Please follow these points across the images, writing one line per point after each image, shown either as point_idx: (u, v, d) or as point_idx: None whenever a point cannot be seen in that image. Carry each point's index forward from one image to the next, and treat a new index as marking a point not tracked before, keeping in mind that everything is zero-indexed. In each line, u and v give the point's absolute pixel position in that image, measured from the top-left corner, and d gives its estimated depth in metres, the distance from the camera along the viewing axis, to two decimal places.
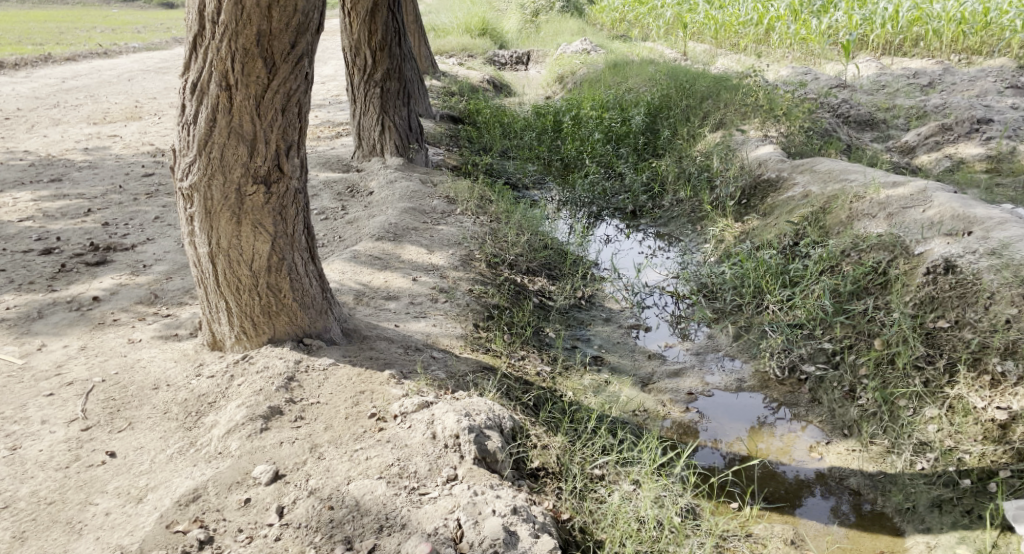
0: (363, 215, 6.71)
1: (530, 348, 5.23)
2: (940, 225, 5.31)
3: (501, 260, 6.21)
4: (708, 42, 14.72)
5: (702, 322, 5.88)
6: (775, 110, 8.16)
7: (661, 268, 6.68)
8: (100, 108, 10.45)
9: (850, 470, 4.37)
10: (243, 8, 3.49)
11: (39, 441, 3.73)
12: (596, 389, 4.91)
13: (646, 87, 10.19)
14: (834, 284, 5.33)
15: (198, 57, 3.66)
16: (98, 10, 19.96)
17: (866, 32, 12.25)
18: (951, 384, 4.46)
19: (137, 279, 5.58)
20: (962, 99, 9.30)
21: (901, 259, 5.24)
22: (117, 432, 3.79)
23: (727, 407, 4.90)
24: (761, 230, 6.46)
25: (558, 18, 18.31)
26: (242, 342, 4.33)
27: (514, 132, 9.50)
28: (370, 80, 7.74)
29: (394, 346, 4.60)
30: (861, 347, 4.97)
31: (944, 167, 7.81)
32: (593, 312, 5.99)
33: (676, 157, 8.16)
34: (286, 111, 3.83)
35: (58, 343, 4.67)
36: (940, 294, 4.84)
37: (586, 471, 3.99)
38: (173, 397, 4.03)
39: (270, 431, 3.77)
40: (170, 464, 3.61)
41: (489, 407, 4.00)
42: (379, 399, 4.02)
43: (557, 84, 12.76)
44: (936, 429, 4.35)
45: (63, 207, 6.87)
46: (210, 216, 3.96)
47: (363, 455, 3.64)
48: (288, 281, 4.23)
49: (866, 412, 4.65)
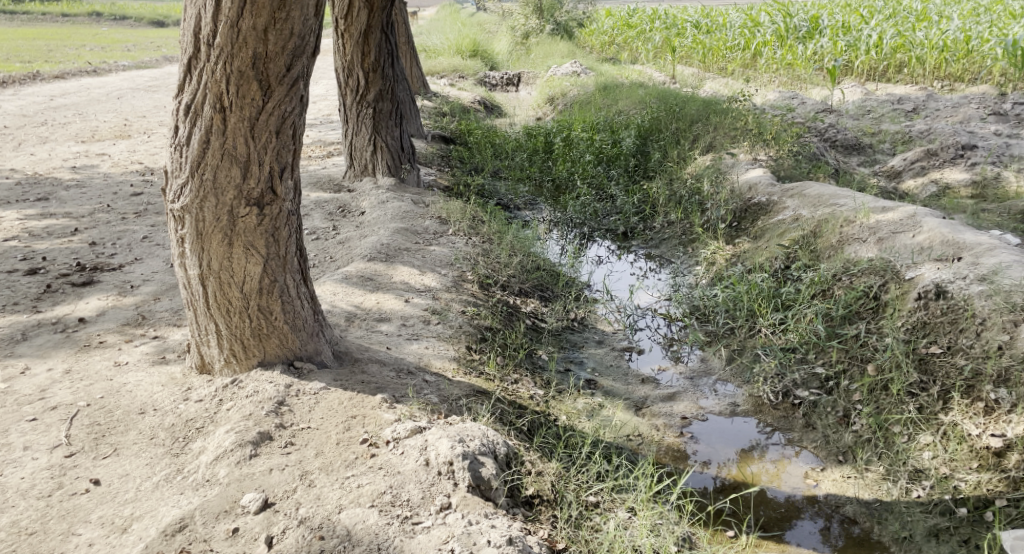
0: (354, 236, 6.68)
1: (523, 371, 5.18)
2: (930, 251, 5.34)
3: (493, 281, 6.18)
4: (696, 65, 14.85)
5: (695, 345, 5.85)
6: (763, 134, 8.27)
7: (653, 290, 6.68)
8: (88, 126, 10.40)
9: (845, 498, 4.34)
10: (239, 31, 3.47)
11: (21, 468, 3.64)
12: (589, 413, 4.87)
13: (637, 109, 10.23)
14: (826, 308, 5.32)
15: (192, 78, 3.63)
16: (88, 28, 19.92)
17: (851, 58, 12.43)
18: (945, 411, 4.47)
19: (124, 300, 5.52)
20: (946, 125, 9.39)
21: (892, 283, 5.23)
22: (101, 459, 3.71)
23: (721, 431, 4.87)
24: (753, 253, 6.47)
25: (548, 40, 18.47)
26: (231, 366, 4.27)
27: (505, 152, 9.55)
28: (362, 100, 7.74)
29: (385, 369, 4.54)
30: (855, 373, 4.95)
31: (930, 192, 7.86)
32: (585, 334, 5.96)
33: (667, 179, 8.19)
34: (280, 134, 3.80)
35: (43, 366, 4.59)
36: (931, 320, 4.85)
37: (581, 498, 3.94)
38: (160, 423, 3.96)
39: (259, 458, 3.70)
40: (156, 492, 3.52)
41: (483, 432, 3.94)
42: (371, 425, 3.96)
43: (547, 105, 12.78)
44: (931, 456, 4.34)
45: (50, 227, 6.80)
46: (201, 238, 3.92)
47: (355, 483, 3.58)
48: (279, 305, 4.19)
49: (860, 438, 4.63)
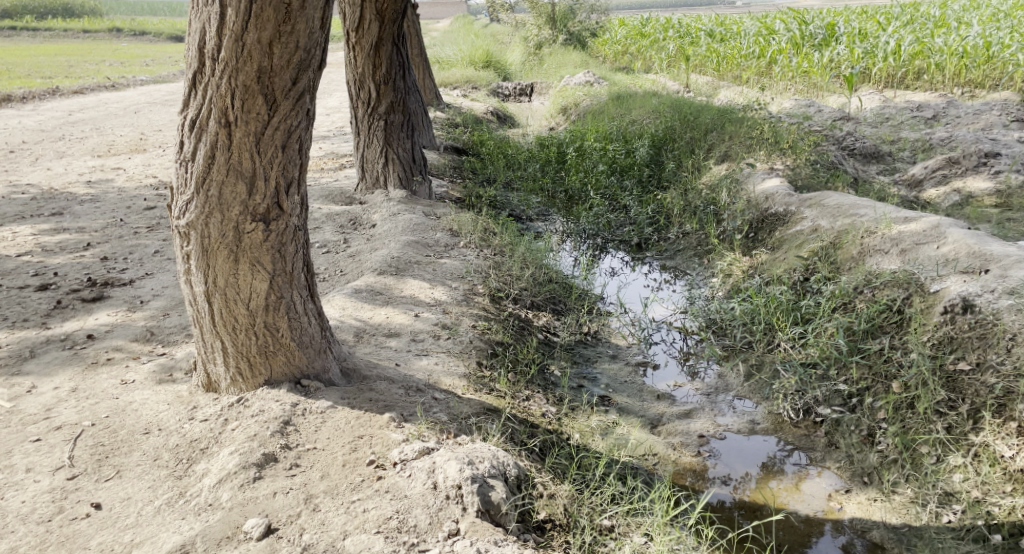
0: (365, 249, 6.60)
1: (535, 387, 5.05)
2: (956, 263, 5.17)
3: (505, 294, 6.07)
4: (711, 74, 14.78)
5: (712, 360, 5.71)
6: (781, 143, 8.18)
7: (668, 303, 6.55)
8: (105, 140, 10.45)
9: (871, 522, 4.16)
10: (243, 45, 3.41)
11: (22, 491, 3.57)
12: (604, 431, 4.73)
13: (650, 118, 10.12)
14: (848, 321, 5.16)
15: (197, 93, 3.57)
16: (109, 44, 20.18)
17: (868, 65, 12.29)
18: (975, 431, 4.29)
19: (134, 315, 5.48)
20: (968, 132, 9.18)
21: (916, 297, 5.06)
22: (103, 482, 3.62)
23: (739, 450, 4.72)
24: (770, 265, 6.33)
25: (560, 50, 18.45)
26: (237, 384, 4.20)
27: (517, 163, 9.49)
28: (373, 113, 7.69)
29: (394, 387, 4.44)
30: (879, 390, 4.78)
31: (952, 201, 7.69)
32: (599, 349, 5.83)
33: (682, 190, 8.05)
34: (286, 148, 3.73)
35: (49, 384, 4.53)
36: (959, 335, 4.68)
37: (595, 523, 3.79)
38: (164, 443, 3.88)
39: (263, 481, 3.61)
40: (158, 517, 3.43)
41: (492, 453, 3.81)
42: (379, 445, 3.86)
43: (560, 115, 12.69)
44: (962, 479, 4.18)
45: (62, 241, 6.78)
46: (207, 254, 3.85)
47: (361, 508, 3.47)
48: (286, 321, 4.10)
49: (886, 459, 4.47)
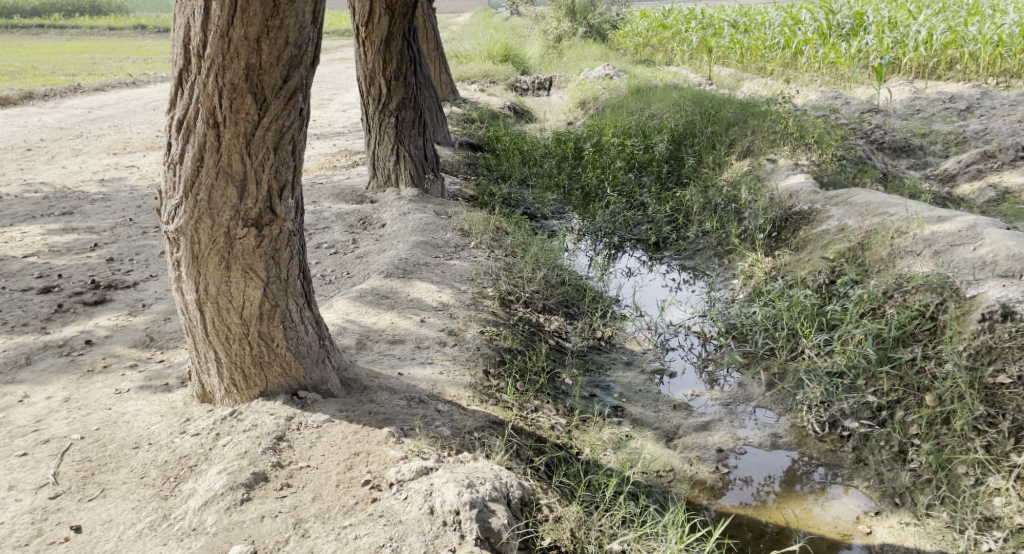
0: (374, 250, 6.41)
1: (545, 397, 4.82)
2: (994, 266, 4.86)
3: (516, 297, 5.84)
4: (734, 66, 14.42)
5: (732, 367, 5.42)
6: (805, 137, 7.77)
7: (686, 305, 6.28)
8: (120, 138, 10.35)
9: (902, 548, 3.88)
10: (229, 41, 3.20)
11: (3, 512, 3.41)
12: (616, 445, 4.49)
13: (670, 112, 9.83)
14: (877, 328, 4.89)
15: (184, 92, 3.36)
16: (134, 41, 20.29)
17: (899, 55, 11.87)
18: (1017, 451, 4.03)
19: (134, 320, 5.31)
20: (1004, 124, 8.79)
21: (951, 302, 4.77)
22: (86, 502, 3.45)
23: (760, 465, 4.45)
24: (794, 266, 6.04)
25: (581, 43, 18.12)
26: (231, 395, 4.01)
27: (533, 159, 9.25)
28: (385, 109, 7.49)
29: (396, 398, 4.22)
30: (911, 403, 4.52)
31: (988, 197, 7.34)
32: (613, 355, 5.57)
33: (702, 187, 7.76)
34: (278, 150, 3.52)
35: (42, 394, 4.37)
36: (998, 345, 4.39)
37: (604, 548, 3.58)
38: (153, 459, 3.70)
39: (251, 504, 3.42)
40: (138, 542, 3.25)
41: (495, 474, 3.60)
42: (376, 463, 3.65)
43: (579, 108, 12.38)
44: (1003, 503, 3.91)
45: (71, 242, 6.66)
46: (197, 261, 3.66)
47: (352, 534, 3.27)
48: (281, 330, 3.90)
49: (919, 478, 4.21)
